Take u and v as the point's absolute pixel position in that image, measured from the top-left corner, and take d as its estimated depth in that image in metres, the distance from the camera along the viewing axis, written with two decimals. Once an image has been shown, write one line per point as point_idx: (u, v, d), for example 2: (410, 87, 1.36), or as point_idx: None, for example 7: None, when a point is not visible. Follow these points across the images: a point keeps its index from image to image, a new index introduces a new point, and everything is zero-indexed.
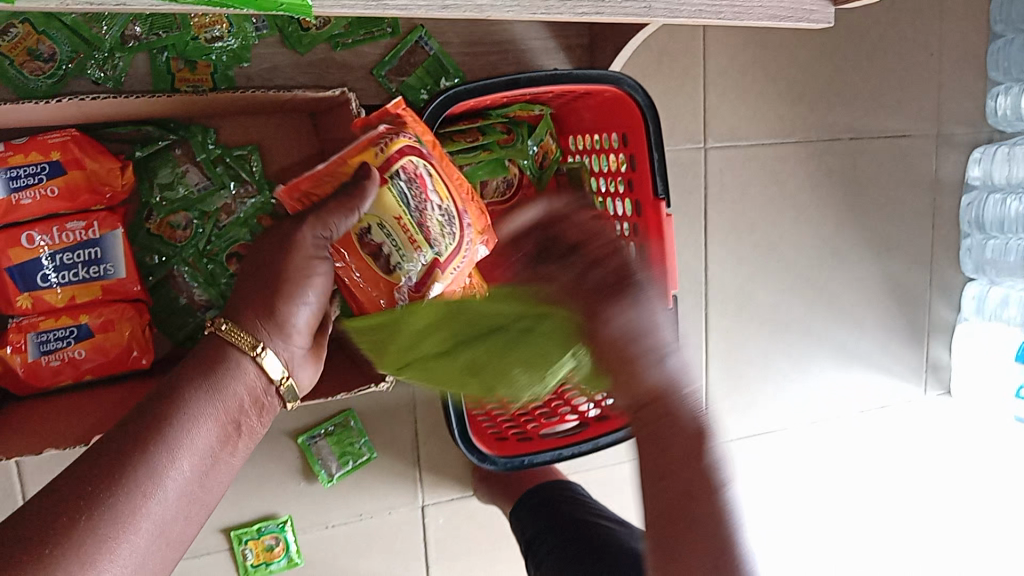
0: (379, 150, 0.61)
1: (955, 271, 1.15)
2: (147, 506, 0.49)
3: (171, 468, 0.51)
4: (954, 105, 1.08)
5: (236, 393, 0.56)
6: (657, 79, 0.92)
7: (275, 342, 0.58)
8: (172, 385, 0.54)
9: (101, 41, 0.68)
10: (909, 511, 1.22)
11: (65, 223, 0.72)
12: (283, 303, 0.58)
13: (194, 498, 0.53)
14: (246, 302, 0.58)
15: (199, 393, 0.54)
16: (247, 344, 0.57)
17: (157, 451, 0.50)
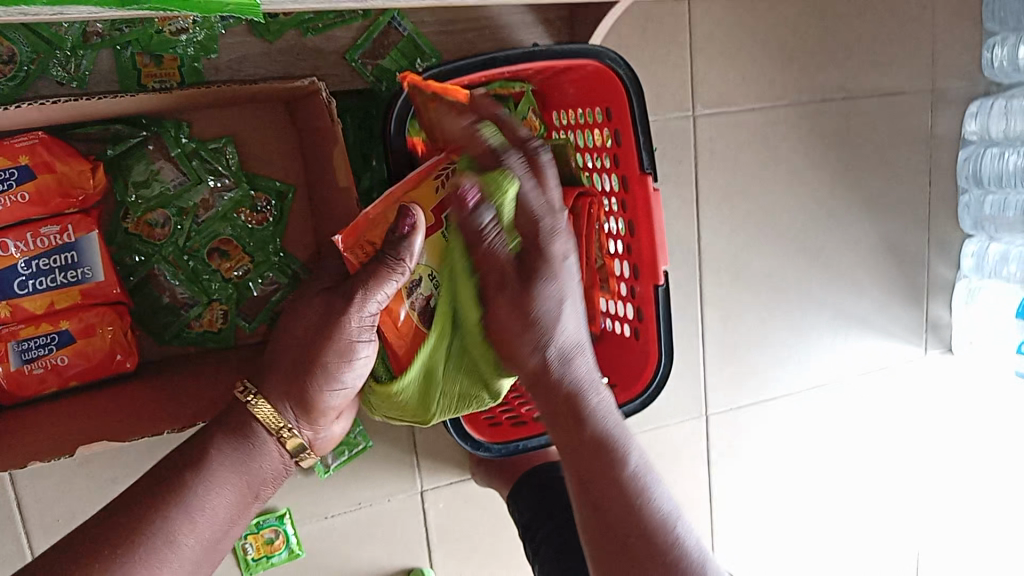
0: (438, 184, 0.61)
1: (953, 228, 1.13)
2: (170, 550, 0.58)
3: (189, 524, 0.59)
4: (950, 57, 1.05)
5: (257, 463, 0.63)
6: (642, 48, 0.89)
7: (303, 425, 0.64)
8: (200, 450, 0.62)
9: (62, 39, 0.66)
10: (913, 470, 1.22)
11: (39, 228, 0.70)
12: (315, 385, 0.62)
13: (203, 554, 0.61)
14: (273, 374, 0.63)
15: (222, 464, 0.62)
16: (275, 426, 0.63)
17: (177, 513, 0.59)
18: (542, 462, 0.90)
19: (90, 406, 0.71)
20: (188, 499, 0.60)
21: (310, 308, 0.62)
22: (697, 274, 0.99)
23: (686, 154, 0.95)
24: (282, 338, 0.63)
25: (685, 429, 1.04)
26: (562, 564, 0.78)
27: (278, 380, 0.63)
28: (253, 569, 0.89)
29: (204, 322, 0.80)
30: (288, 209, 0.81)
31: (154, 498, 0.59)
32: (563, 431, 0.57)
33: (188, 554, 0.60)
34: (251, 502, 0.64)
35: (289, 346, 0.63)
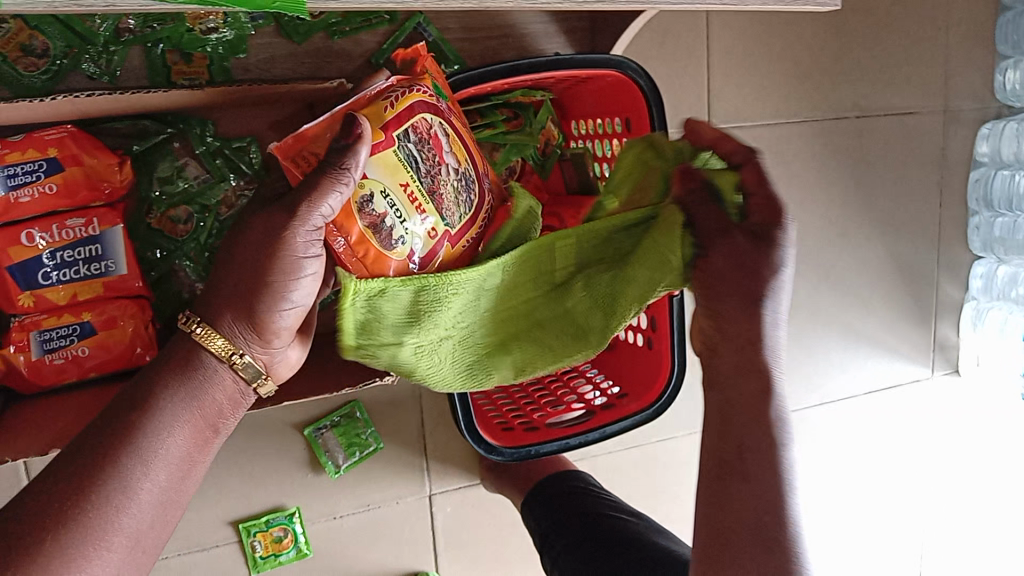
0: (387, 106, 0.56)
1: (962, 249, 1.14)
2: (120, 517, 0.51)
3: (144, 480, 0.53)
4: (963, 80, 1.06)
5: (210, 397, 0.56)
6: (661, 61, 0.91)
7: (255, 348, 0.56)
8: (149, 390, 0.54)
9: (95, 34, 0.67)
10: (918, 489, 1.22)
11: (65, 221, 0.71)
12: (264, 305, 0.54)
13: (166, 507, 0.54)
14: (215, 297, 0.55)
15: (173, 402, 0.54)
16: (222, 352, 0.55)
17: (129, 464, 0.52)
18: (556, 471, 0.91)
19: (109, 395, 0.72)
20: (141, 441, 0.53)
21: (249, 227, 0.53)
22: None
23: None
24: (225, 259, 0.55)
25: (693, 441, 1.05)
26: None
27: (223, 306, 0.55)
28: (261, 567, 0.89)
29: None
30: None
31: (103, 443, 0.52)
32: (743, 385, 0.58)
33: (151, 499, 0.53)
34: (212, 437, 0.57)
35: (233, 267, 0.54)
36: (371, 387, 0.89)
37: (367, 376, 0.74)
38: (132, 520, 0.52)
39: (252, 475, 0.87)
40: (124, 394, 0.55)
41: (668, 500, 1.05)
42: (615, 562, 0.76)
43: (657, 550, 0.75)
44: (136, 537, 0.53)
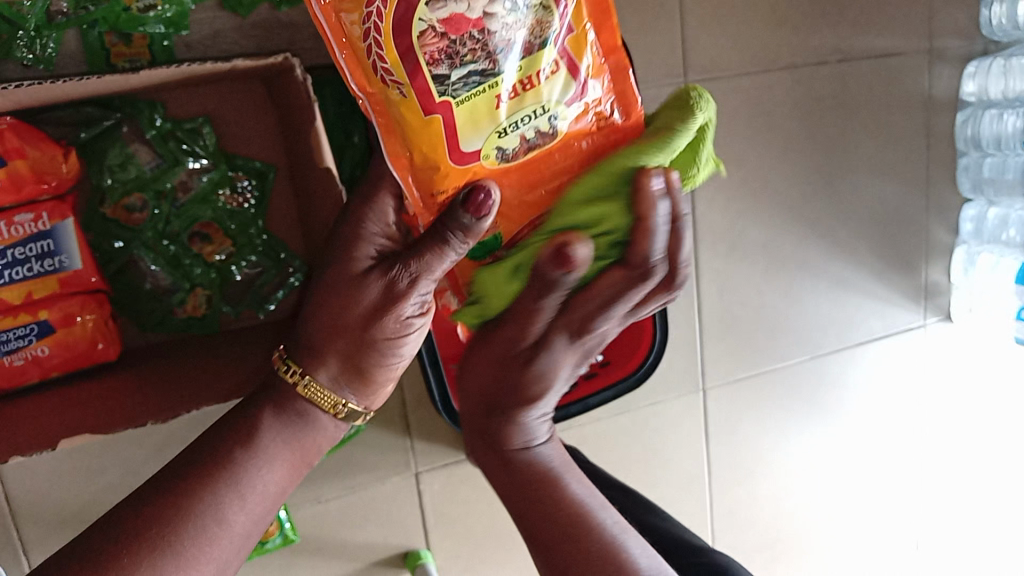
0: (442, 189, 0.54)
1: (952, 192, 1.10)
2: (218, 535, 0.56)
3: (237, 500, 0.58)
4: (947, 16, 1.02)
5: (302, 434, 0.64)
6: (632, 12, 0.87)
7: (329, 378, 0.64)
8: (254, 424, 0.61)
9: (24, 19, 0.63)
10: (912, 436, 1.21)
11: (13, 217, 0.68)
12: (339, 343, 0.62)
13: (257, 519, 0.59)
14: (332, 348, 0.62)
15: (270, 423, 0.62)
16: (330, 404, 0.64)
17: (224, 487, 0.57)
18: None
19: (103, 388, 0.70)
20: (239, 469, 0.59)
21: (364, 290, 0.59)
22: (692, 245, 0.97)
23: None
24: (331, 316, 0.61)
25: (682, 404, 1.03)
26: None
27: (348, 360, 0.63)
28: (247, 554, 0.87)
29: (188, 308, 0.78)
30: (269, 189, 0.79)
31: (201, 463, 0.58)
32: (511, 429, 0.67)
33: (257, 514, 0.59)
34: (302, 471, 0.64)
35: (350, 328, 0.61)
36: None
37: None
38: (230, 536, 0.57)
39: None
40: (204, 448, 0.60)
41: (660, 463, 1.04)
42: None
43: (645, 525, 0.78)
44: (242, 544, 0.58)
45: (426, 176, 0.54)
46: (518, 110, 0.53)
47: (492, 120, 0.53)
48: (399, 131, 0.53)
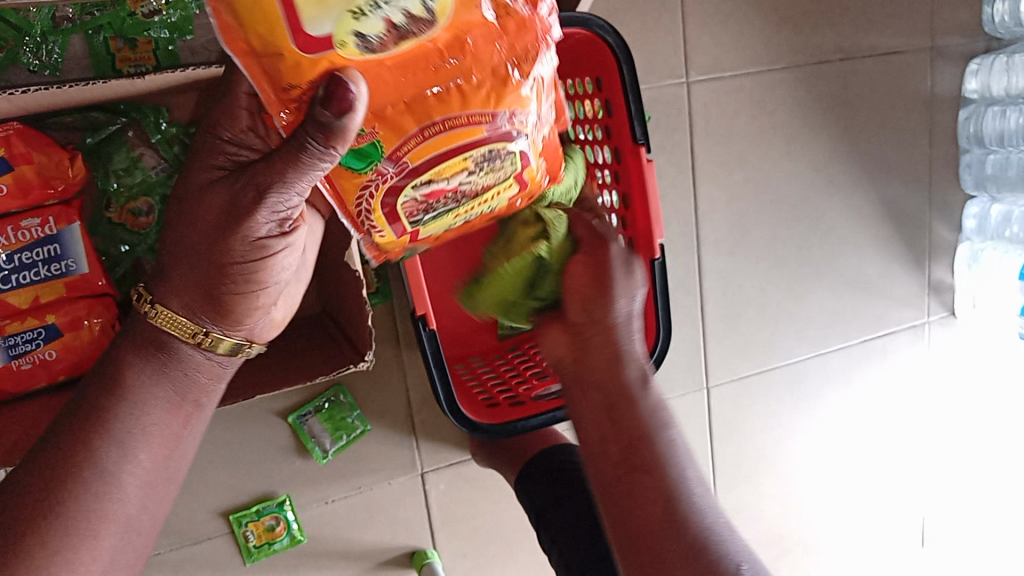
0: (295, 88, 0.46)
1: (955, 189, 1.10)
2: (107, 507, 0.54)
3: (123, 463, 0.55)
4: (949, 14, 1.02)
5: (187, 374, 0.58)
6: (634, 13, 0.87)
7: (204, 317, 0.56)
8: (119, 370, 0.56)
9: (30, 25, 0.64)
10: (917, 433, 1.21)
11: (20, 221, 0.68)
12: (192, 271, 0.54)
13: (155, 479, 0.58)
14: (178, 275, 0.54)
15: (142, 377, 0.57)
16: (189, 332, 0.56)
17: (106, 448, 0.55)
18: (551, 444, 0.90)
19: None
20: (110, 428, 0.55)
21: (209, 198, 0.51)
22: (695, 244, 0.98)
23: (681, 121, 0.93)
24: (180, 239, 0.53)
25: (686, 403, 1.04)
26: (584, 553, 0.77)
27: (199, 294, 0.55)
28: (255, 556, 0.88)
29: None
30: None
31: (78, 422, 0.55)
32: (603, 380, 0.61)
33: (147, 468, 0.57)
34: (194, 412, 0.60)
35: (195, 253, 0.53)
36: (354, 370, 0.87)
37: (342, 364, 0.72)
38: (121, 506, 0.55)
39: (237, 465, 0.86)
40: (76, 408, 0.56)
41: None
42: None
43: None
44: (137, 503, 0.56)
45: (270, 65, 0.45)
46: None
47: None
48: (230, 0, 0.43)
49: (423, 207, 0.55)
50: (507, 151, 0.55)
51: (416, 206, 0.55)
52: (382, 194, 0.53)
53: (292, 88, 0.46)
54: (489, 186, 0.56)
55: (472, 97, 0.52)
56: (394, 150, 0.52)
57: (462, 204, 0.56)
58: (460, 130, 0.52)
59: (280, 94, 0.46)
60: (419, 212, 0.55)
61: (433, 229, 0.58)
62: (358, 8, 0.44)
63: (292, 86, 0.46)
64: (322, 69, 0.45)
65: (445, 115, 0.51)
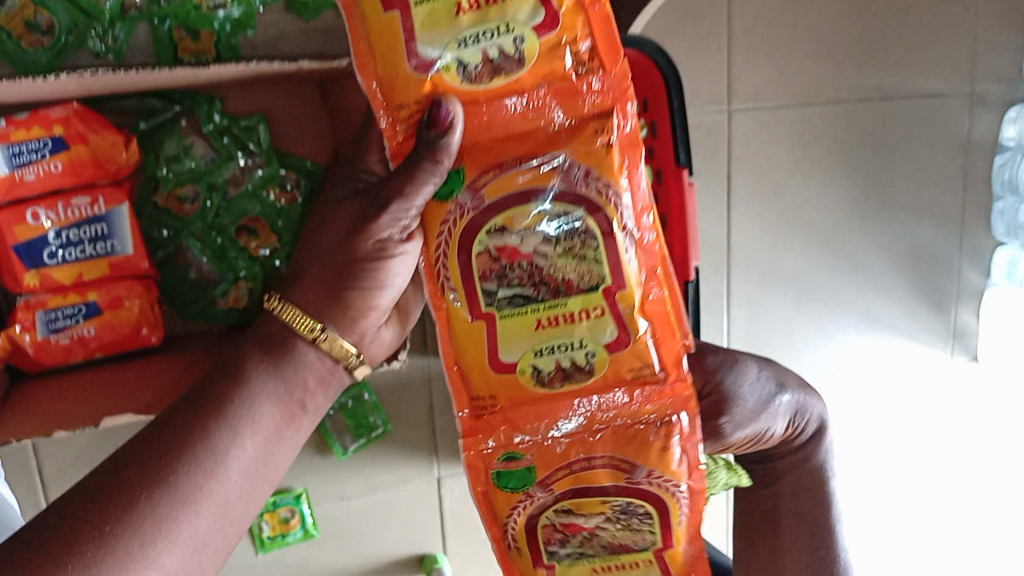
0: (401, 110, 0.53)
1: (986, 235, 1.10)
2: (211, 482, 0.52)
3: (234, 445, 0.54)
4: (990, 60, 1.02)
5: (305, 380, 0.59)
6: (680, 40, 0.88)
7: (341, 327, 0.59)
8: (238, 368, 0.57)
9: (100, 11, 0.66)
10: (929, 475, 1.21)
11: (71, 199, 0.70)
12: (329, 291, 0.58)
13: (258, 474, 0.56)
14: (311, 279, 0.59)
15: (263, 375, 0.58)
16: (308, 328, 0.59)
17: (220, 427, 0.54)
18: None
19: (137, 370, 0.72)
20: (234, 408, 0.55)
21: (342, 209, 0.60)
22: (724, 270, 1.00)
23: (719, 149, 0.94)
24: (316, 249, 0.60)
25: None
26: None
27: (321, 295, 0.59)
28: (268, 546, 0.90)
29: (230, 300, 0.79)
30: (317, 189, 0.79)
31: (196, 404, 0.55)
32: None
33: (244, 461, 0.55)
34: (300, 421, 0.59)
35: (324, 262, 0.59)
36: (380, 370, 0.87)
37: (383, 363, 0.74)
38: (223, 486, 0.53)
39: None
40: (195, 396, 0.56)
41: None
42: None
43: None
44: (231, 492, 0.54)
45: (384, 86, 0.52)
46: (481, 24, 0.51)
47: (455, 29, 0.51)
48: (359, 26, 0.52)
49: (556, 498, 0.65)
50: (645, 505, 0.64)
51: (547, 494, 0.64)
52: (460, 230, 0.55)
53: (399, 113, 0.53)
54: (627, 548, 0.66)
55: (552, 141, 0.55)
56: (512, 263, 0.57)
57: None
58: (525, 172, 0.55)
59: (388, 121, 0.53)
60: (491, 276, 0.56)
61: (523, 365, 0.58)
62: (476, 46, 0.51)
63: (404, 107, 0.52)
64: (428, 96, 0.52)
65: (518, 159, 0.55)
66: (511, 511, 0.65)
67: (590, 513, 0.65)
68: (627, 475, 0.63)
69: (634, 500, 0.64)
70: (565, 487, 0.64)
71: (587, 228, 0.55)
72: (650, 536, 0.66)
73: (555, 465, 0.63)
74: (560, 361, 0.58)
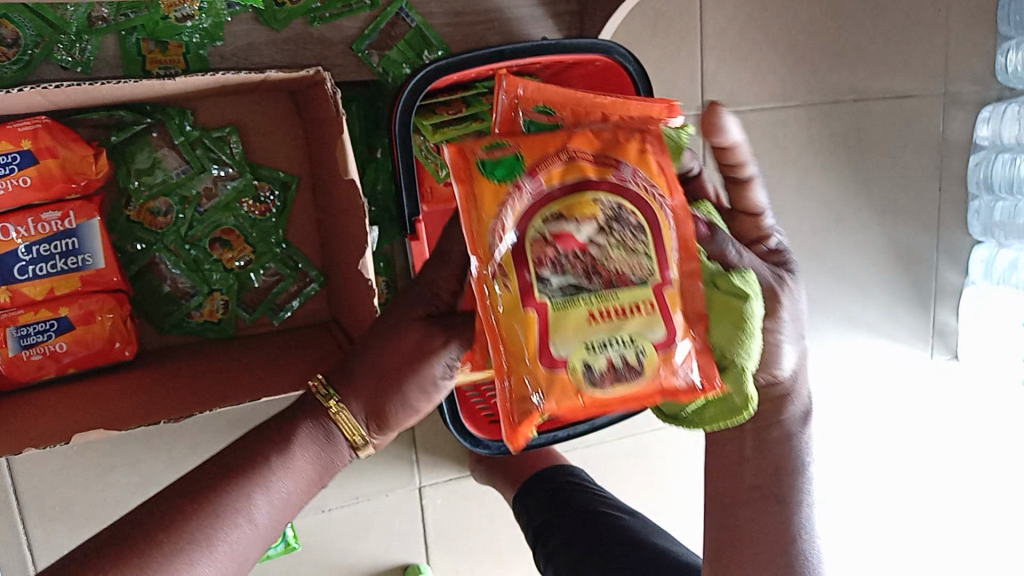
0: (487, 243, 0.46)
1: (962, 233, 1.11)
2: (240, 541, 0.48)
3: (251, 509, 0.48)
4: (963, 62, 1.03)
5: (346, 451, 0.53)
6: (653, 45, 0.88)
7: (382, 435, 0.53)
8: (277, 428, 0.51)
9: (66, 23, 0.66)
10: (915, 476, 1.21)
11: (40, 214, 0.69)
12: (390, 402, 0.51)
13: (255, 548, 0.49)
14: (357, 384, 0.51)
15: (304, 441, 0.51)
16: (351, 431, 0.52)
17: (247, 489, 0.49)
18: (548, 465, 0.92)
19: (118, 387, 0.71)
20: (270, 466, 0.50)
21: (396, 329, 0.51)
22: None
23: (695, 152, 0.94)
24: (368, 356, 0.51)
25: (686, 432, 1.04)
26: (579, 568, 0.77)
27: (365, 397, 0.51)
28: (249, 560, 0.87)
29: (205, 311, 0.79)
30: (292, 199, 0.81)
31: (220, 470, 0.49)
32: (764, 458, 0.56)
33: (257, 535, 0.49)
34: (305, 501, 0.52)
35: (376, 361, 0.51)
36: None
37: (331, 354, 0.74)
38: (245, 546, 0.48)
39: None
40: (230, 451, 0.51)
41: (661, 490, 1.05)
42: (613, 559, 0.75)
43: (665, 549, 0.75)
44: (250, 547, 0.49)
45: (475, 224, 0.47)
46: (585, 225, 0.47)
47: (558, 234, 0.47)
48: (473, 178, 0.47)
49: (543, 200, 0.47)
50: (629, 210, 0.47)
51: (538, 189, 0.47)
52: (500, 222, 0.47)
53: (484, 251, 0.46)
54: (624, 280, 0.47)
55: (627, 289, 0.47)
56: (533, 165, 0.48)
57: (593, 288, 0.46)
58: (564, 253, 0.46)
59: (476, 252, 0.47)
60: (544, 260, 0.46)
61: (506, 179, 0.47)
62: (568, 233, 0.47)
63: (478, 230, 0.47)
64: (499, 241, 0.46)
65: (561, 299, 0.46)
66: (499, 213, 0.47)
67: (583, 220, 0.47)
68: (615, 174, 0.48)
69: (626, 207, 0.47)
70: (553, 191, 0.47)
71: (632, 222, 0.47)
72: (648, 264, 0.47)
73: (542, 155, 0.48)
74: (551, 219, 0.47)
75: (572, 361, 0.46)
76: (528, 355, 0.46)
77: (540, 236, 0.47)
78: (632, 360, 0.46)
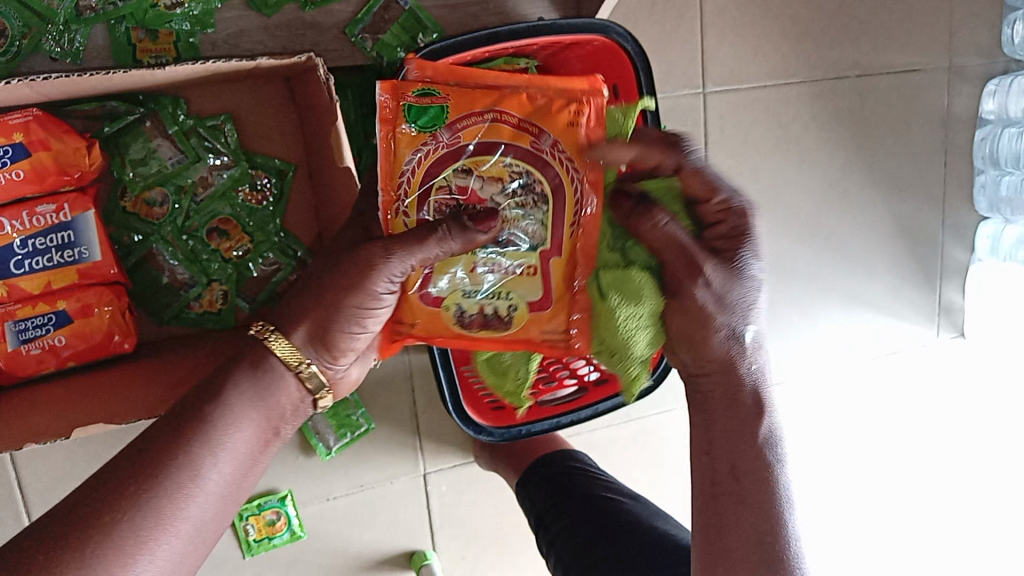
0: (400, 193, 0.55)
1: (967, 209, 1.10)
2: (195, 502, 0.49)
3: (207, 468, 0.50)
4: (967, 34, 1.02)
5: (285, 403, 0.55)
6: (651, 23, 0.87)
7: (327, 363, 0.56)
8: (216, 382, 0.53)
9: (54, 13, 0.65)
10: (921, 454, 1.21)
11: (35, 207, 0.69)
12: (334, 327, 0.54)
13: (216, 507, 0.50)
14: (292, 315, 0.55)
15: (245, 397, 0.53)
16: (293, 359, 0.54)
17: (200, 449, 0.50)
18: (551, 450, 0.92)
19: (115, 380, 0.70)
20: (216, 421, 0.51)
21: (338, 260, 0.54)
22: None
23: (696, 132, 0.93)
24: (312, 274, 0.55)
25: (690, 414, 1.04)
26: (579, 552, 0.77)
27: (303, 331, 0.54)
28: (255, 550, 0.89)
29: (204, 302, 0.79)
30: (288, 187, 0.79)
31: (168, 433, 0.50)
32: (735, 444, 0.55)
33: (211, 496, 0.50)
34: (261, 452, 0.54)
35: (319, 290, 0.54)
36: None
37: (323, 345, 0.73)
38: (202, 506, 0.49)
39: None
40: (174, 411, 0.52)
41: (667, 473, 1.05)
42: (613, 544, 0.75)
43: (665, 533, 0.74)
44: (211, 511, 0.50)
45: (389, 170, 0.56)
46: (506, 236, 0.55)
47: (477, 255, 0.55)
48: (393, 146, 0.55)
49: (456, 151, 0.55)
50: (531, 168, 0.55)
51: (453, 140, 0.55)
52: (427, 164, 0.55)
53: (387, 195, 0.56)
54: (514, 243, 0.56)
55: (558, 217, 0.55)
56: (454, 121, 0.55)
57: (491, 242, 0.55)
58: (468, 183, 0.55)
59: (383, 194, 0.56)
60: (448, 204, 0.55)
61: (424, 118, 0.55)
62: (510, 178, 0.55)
63: (392, 177, 0.55)
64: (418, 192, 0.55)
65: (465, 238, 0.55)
66: (415, 150, 0.55)
67: (489, 179, 0.55)
68: (535, 140, 0.54)
69: (531, 172, 0.55)
70: (469, 137, 0.55)
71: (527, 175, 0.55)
72: (543, 230, 0.56)
73: (467, 111, 0.55)
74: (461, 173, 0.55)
75: (448, 302, 0.56)
76: (410, 285, 0.56)
77: (437, 179, 0.55)
78: (504, 311, 0.56)
